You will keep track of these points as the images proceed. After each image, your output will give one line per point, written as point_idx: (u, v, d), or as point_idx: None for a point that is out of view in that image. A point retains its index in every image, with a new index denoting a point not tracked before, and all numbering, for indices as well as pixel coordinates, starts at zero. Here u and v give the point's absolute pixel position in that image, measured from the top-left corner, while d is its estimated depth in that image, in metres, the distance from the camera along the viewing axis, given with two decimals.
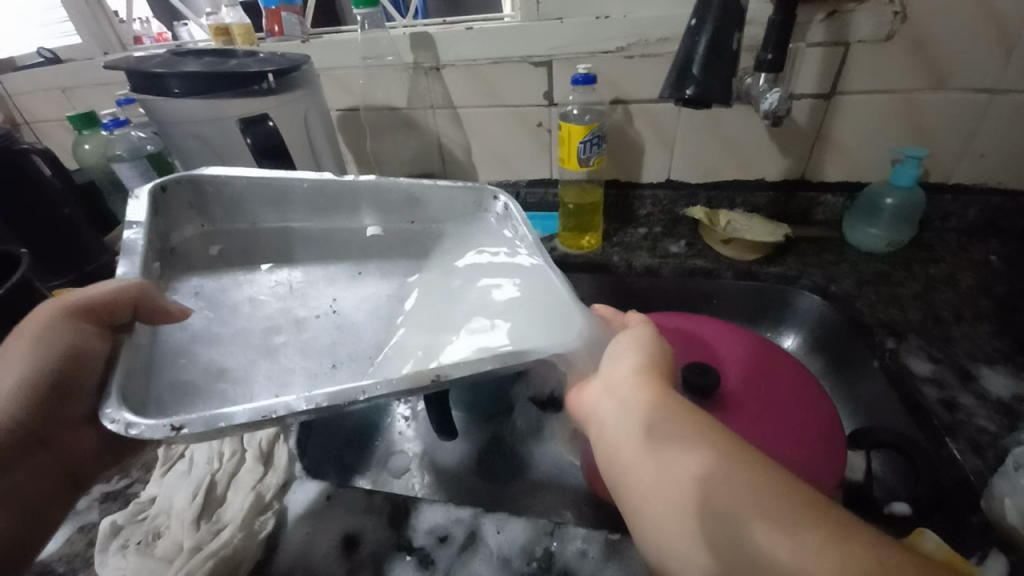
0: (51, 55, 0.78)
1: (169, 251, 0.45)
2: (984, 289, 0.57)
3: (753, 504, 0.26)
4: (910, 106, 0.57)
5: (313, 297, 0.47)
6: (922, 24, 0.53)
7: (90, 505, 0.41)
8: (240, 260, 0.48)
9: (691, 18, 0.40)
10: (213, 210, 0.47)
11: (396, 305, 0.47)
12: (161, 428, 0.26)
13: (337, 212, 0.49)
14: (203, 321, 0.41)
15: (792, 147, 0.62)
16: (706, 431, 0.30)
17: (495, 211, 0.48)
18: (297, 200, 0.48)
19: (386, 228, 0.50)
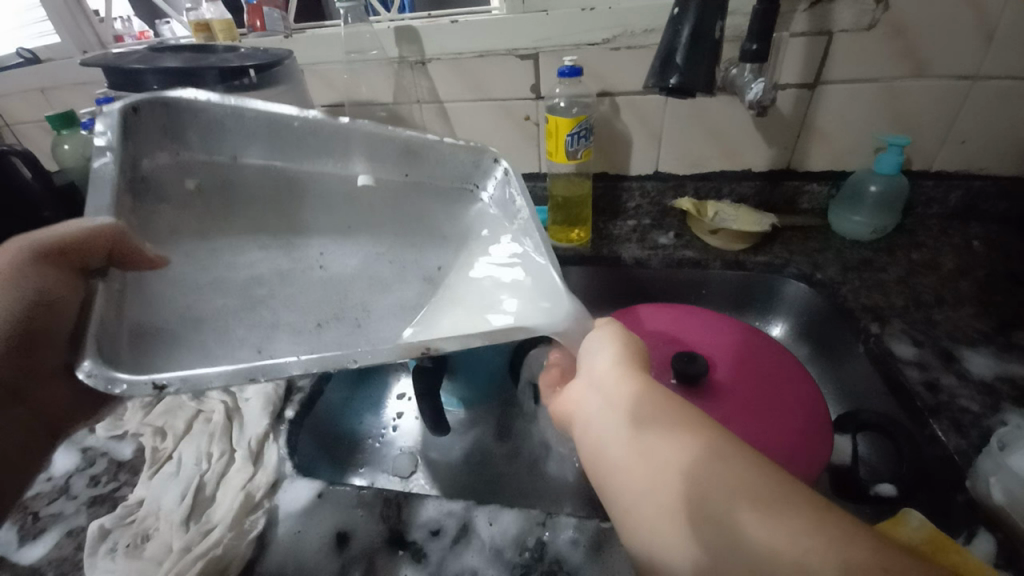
0: (29, 55, 0.75)
1: (141, 179, 0.42)
2: (966, 272, 0.58)
3: (748, 499, 0.26)
4: (893, 94, 0.58)
5: (298, 248, 0.46)
6: (902, 12, 0.53)
7: (77, 509, 0.41)
8: (218, 201, 0.45)
9: (674, 6, 0.40)
10: (189, 138, 0.45)
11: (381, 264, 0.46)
12: (143, 385, 0.26)
13: (324, 156, 0.47)
14: (180, 264, 0.40)
15: (778, 137, 0.63)
16: (698, 429, 0.30)
17: (495, 175, 0.47)
18: (285, 141, 0.46)
19: (376, 177, 0.48)
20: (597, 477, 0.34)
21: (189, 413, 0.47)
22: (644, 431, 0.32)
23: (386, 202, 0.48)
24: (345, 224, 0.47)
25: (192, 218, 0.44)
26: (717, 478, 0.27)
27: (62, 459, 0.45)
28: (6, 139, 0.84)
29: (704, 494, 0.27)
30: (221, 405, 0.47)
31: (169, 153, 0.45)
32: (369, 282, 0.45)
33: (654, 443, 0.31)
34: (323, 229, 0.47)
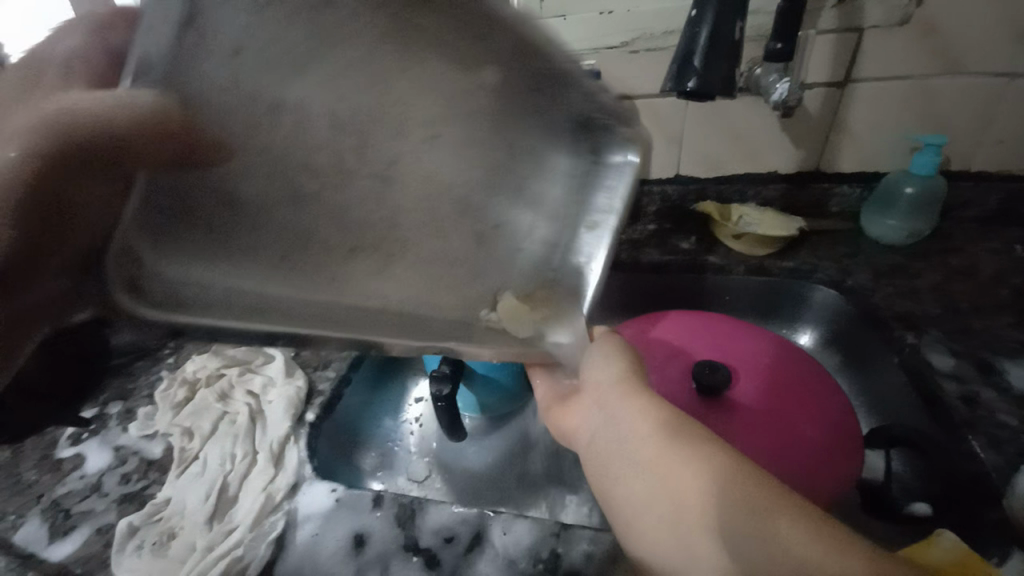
0: None
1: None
2: (1009, 278, 0.54)
3: (750, 507, 0.28)
4: (928, 92, 0.55)
5: None
6: (938, 5, 0.51)
7: (109, 506, 0.42)
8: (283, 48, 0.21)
9: (690, 9, 0.39)
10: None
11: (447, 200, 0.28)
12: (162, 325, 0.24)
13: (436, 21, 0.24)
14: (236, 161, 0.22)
15: (804, 138, 0.60)
16: (696, 444, 0.32)
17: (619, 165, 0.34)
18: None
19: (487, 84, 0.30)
20: (598, 486, 0.36)
21: (214, 415, 0.48)
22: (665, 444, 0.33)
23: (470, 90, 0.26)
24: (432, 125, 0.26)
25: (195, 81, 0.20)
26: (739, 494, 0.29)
27: (97, 457, 0.47)
28: None
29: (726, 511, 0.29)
30: (246, 406, 0.48)
31: None
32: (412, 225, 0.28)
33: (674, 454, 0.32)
34: (389, 114, 0.24)
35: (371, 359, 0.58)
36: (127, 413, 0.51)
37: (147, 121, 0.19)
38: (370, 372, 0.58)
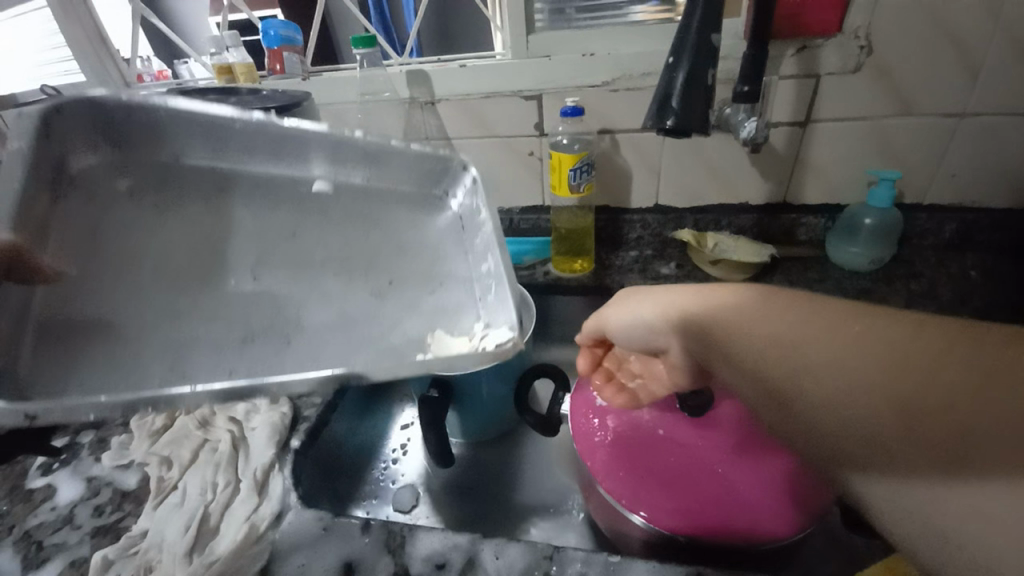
0: (54, 93, 0.80)
1: (63, 176, 0.31)
2: (964, 301, 0.59)
3: (866, 355, 0.30)
4: (881, 132, 0.61)
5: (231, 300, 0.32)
6: (886, 56, 0.56)
7: (82, 539, 0.40)
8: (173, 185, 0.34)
9: (668, 55, 0.43)
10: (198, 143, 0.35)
11: (341, 260, 0.34)
12: (15, 416, 0.24)
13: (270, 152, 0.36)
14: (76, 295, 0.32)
15: (772, 171, 0.65)
16: (778, 308, 0.35)
17: (463, 180, 0.36)
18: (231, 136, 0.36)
19: (334, 181, 0.36)
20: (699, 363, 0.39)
21: (195, 443, 0.47)
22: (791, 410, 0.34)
23: (360, 172, 0.36)
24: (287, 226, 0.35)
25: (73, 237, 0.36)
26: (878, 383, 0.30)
27: (67, 488, 0.45)
28: None
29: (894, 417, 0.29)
30: (228, 434, 0.48)
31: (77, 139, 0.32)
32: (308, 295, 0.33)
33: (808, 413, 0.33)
34: (251, 220, 0.34)
35: (353, 394, 0.56)
36: (100, 442, 0.49)
37: None
38: (357, 399, 0.57)
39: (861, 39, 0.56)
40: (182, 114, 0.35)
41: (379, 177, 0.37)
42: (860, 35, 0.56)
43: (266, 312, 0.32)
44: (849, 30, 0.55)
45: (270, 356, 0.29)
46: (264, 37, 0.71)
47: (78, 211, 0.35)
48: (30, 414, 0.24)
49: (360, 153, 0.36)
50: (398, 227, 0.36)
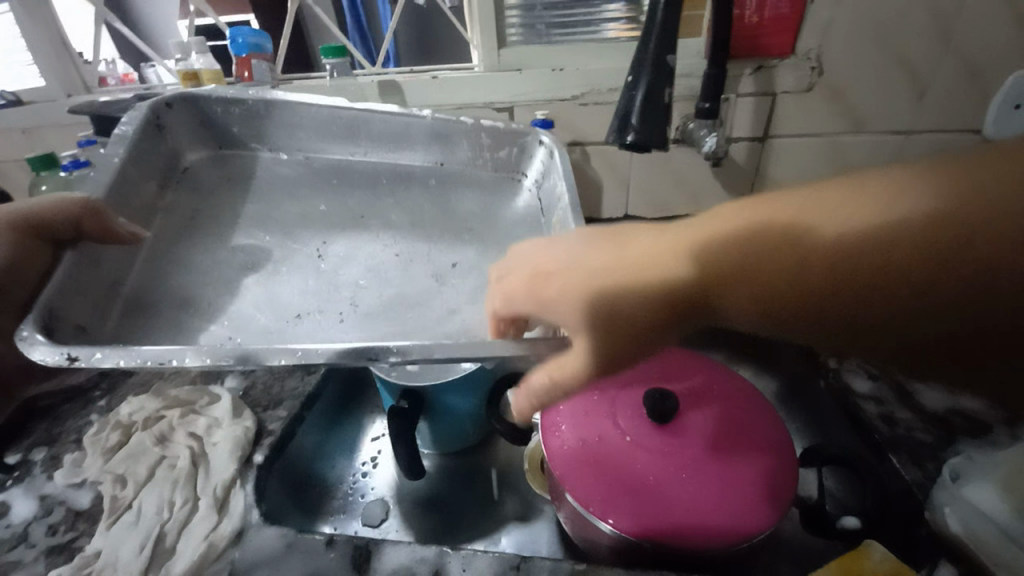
0: (12, 97, 0.77)
1: (182, 171, 0.55)
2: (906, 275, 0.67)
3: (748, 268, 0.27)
4: (835, 147, 0.64)
5: (343, 273, 0.48)
6: (836, 77, 0.60)
7: (36, 558, 0.39)
8: (340, 175, 0.58)
9: (628, 74, 0.45)
10: (344, 132, 0.58)
11: (389, 257, 0.50)
12: (60, 358, 0.32)
13: (355, 134, 0.58)
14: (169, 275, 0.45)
15: (735, 185, 0.68)
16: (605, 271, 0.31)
17: (538, 155, 0.56)
18: (362, 130, 0.58)
19: (375, 154, 0.59)
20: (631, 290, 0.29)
21: (152, 459, 0.45)
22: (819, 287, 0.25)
23: (491, 152, 0.57)
24: (474, 213, 0.55)
25: (168, 225, 0.49)
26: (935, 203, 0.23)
27: (19, 507, 0.43)
28: None
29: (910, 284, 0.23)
30: (187, 449, 0.46)
31: (292, 154, 0.59)
32: (365, 282, 0.48)
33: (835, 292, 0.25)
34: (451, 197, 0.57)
35: (327, 397, 0.57)
36: (53, 459, 0.47)
37: (75, 208, 0.40)
38: (327, 409, 0.57)
39: (812, 60, 0.59)
40: (284, 116, 0.57)
41: (489, 153, 0.58)
42: (811, 57, 0.59)
43: (313, 302, 0.45)
44: (801, 52, 0.59)
45: (321, 329, 0.42)
46: (231, 45, 0.70)
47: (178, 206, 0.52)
48: (74, 355, 0.32)
49: (456, 158, 0.58)
50: (465, 216, 0.55)
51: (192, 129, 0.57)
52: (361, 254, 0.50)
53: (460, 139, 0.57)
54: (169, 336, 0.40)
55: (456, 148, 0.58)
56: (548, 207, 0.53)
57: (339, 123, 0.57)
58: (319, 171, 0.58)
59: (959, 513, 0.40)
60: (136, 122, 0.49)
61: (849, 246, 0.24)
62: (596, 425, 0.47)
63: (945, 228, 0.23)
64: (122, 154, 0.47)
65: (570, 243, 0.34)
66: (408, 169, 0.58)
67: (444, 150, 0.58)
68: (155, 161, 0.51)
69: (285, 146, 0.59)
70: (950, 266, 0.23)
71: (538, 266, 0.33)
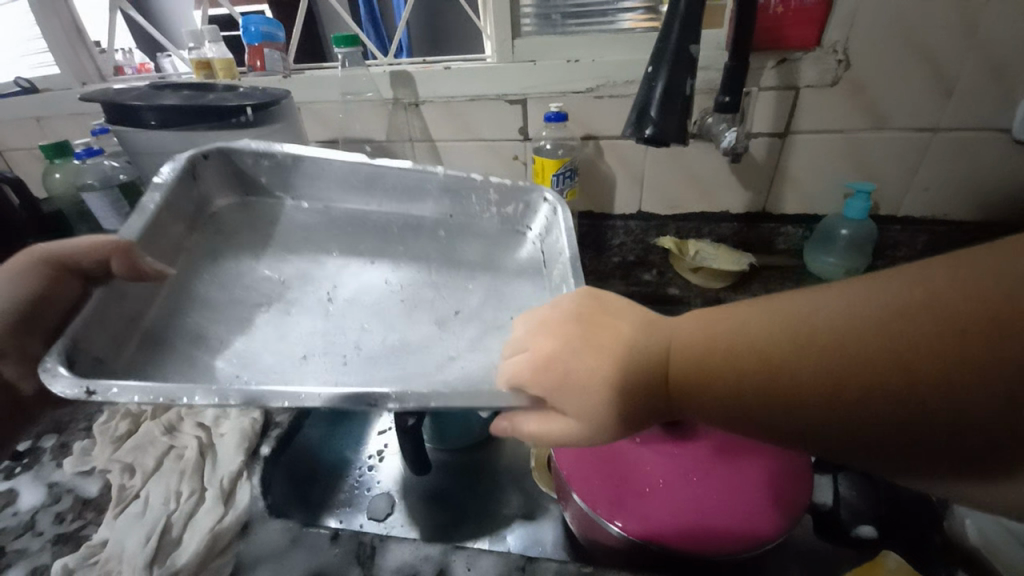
0: (28, 85, 0.77)
1: (208, 215, 0.53)
2: None
3: (699, 353, 0.26)
4: (859, 144, 0.62)
5: (351, 323, 0.46)
6: (862, 72, 0.58)
7: (43, 546, 0.39)
8: (354, 229, 0.55)
9: (647, 65, 0.43)
10: (363, 184, 0.55)
11: (394, 303, 0.48)
12: (77, 390, 0.30)
13: (376, 189, 0.55)
14: (194, 312, 0.44)
15: (752, 181, 0.66)
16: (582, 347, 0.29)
17: (541, 213, 0.51)
18: (382, 183, 0.55)
19: (393, 208, 0.56)
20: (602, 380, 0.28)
21: (160, 449, 0.45)
22: (783, 379, 0.23)
23: (497, 205, 0.53)
24: (480, 274, 0.51)
25: (188, 259, 0.48)
26: (936, 301, 0.20)
27: (30, 494, 0.43)
28: None
29: (903, 387, 0.20)
30: (195, 440, 0.46)
31: (308, 205, 0.57)
32: (370, 323, 0.46)
33: (811, 397, 0.22)
34: (458, 254, 0.53)
35: None
36: (62, 447, 0.47)
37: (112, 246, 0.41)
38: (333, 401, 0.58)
39: (838, 53, 0.57)
40: (306, 165, 0.55)
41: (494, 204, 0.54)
42: (837, 50, 0.57)
43: (317, 345, 0.43)
44: (826, 44, 0.57)
45: (323, 371, 0.40)
46: (244, 33, 0.70)
47: (202, 244, 0.50)
48: (91, 388, 0.30)
49: (467, 211, 0.55)
50: (476, 276, 0.51)
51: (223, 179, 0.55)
52: (363, 303, 0.48)
53: (469, 195, 0.53)
54: (180, 373, 0.38)
55: (465, 199, 0.54)
56: (551, 264, 0.48)
57: (358, 176, 0.55)
58: (329, 221, 0.56)
59: (980, 524, 0.39)
60: (171, 173, 0.49)
61: (838, 341, 0.22)
62: None
63: (960, 328, 0.20)
64: (158, 200, 0.46)
65: (567, 316, 0.31)
66: (421, 221, 0.55)
67: (456, 205, 0.54)
68: (186, 205, 0.50)
69: (306, 195, 0.57)
70: (958, 375, 0.19)
71: (543, 354, 0.30)
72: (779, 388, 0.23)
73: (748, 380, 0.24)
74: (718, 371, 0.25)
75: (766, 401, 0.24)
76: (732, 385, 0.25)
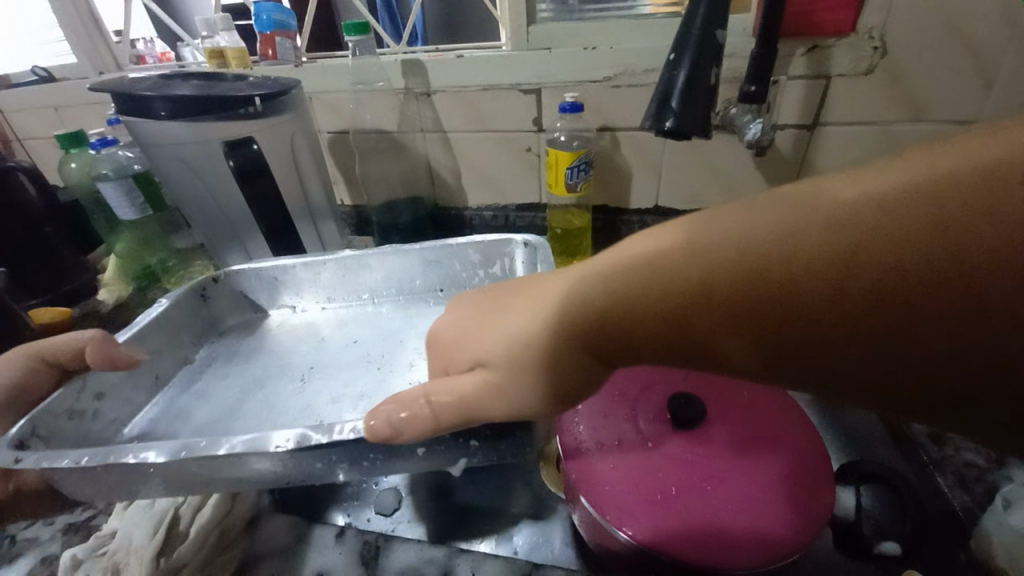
0: (45, 74, 0.78)
1: (217, 334, 0.61)
2: None
3: (644, 270, 0.25)
4: (892, 137, 0.58)
5: (352, 388, 0.52)
6: (900, 59, 0.54)
7: (54, 535, 0.40)
8: (357, 314, 0.62)
9: (669, 52, 0.41)
10: (355, 269, 0.62)
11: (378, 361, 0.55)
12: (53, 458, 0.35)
13: (362, 268, 0.61)
14: (190, 414, 0.50)
15: (777, 176, 0.63)
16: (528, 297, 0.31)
17: (518, 257, 0.58)
18: (373, 266, 0.61)
19: (389, 283, 0.62)
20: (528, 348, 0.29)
21: None
22: (733, 299, 0.23)
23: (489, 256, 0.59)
24: None
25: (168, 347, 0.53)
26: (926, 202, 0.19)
27: None
28: (17, 154, 0.85)
29: (863, 315, 0.20)
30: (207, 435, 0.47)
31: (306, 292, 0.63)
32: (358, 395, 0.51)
33: (795, 304, 0.21)
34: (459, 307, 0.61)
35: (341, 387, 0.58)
36: None
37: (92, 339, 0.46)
38: None
39: (874, 39, 0.53)
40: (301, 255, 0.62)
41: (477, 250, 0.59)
42: (874, 36, 0.53)
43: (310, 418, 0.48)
44: (862, 30, 0.53)
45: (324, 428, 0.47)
46: (256, 21, 0.69)
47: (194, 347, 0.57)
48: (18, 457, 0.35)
49: (460, 265, 0.61)
50: None
51: (233, 300, 0.62)
52: (348, 367, 0.54)
53: (452, 261, 0.60)
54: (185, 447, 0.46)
55: (450, 263, 0.61)
56: None
57: (348, 263, 0.61)
58: (337, 317, 0.62)
59: (1009, 545, 0.37)
60: (180, 290, 0.57)
61: (801, 251, 0.21)
62: (618, 428, 0.45)
63: (938, 220, 0.19)
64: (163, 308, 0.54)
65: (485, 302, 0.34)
66: (413, 288, 0.62)
67: (442, 274, 0.62)
68: (193, 325, 0.58)
69: (306, 300, 0.63)
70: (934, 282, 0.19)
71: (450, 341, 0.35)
72: (737, 302, 0.23)
73: (692, 296, 0.23)
74: (663, 293, 0.24)
75: (715, 324, 0.23)
76: (676, 307, 0.24)
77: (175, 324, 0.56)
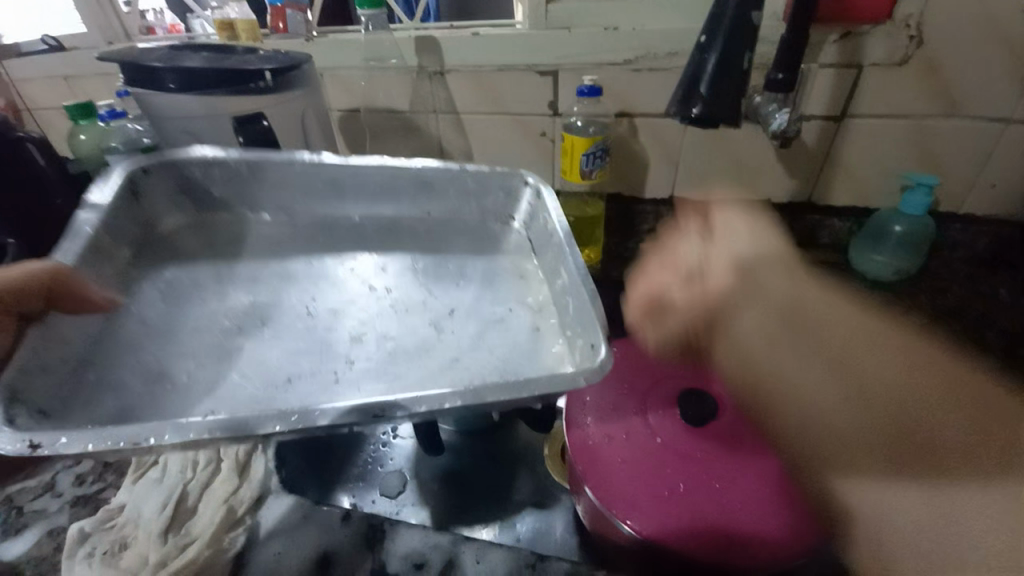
0: (54, 43, 0.77)
1: (154, 237, 0.58)
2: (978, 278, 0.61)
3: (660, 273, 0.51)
4: (922, 132, 0.56)
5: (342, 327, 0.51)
6: (936, 49, 0.51)
7: (62, 507, 0.40)
8: (327, 233, 0.60)
9: (700, 33, 0.39)
10: (336, 188, 0.59)
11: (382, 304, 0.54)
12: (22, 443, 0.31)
13: (348, 193, 0.59)
14: (166, 348, 0.48)
15: (799, 168, 0.61)
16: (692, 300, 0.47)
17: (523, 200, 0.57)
18: (349, 186, 0.59)
19: (370, 210, 0.60)
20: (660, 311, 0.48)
21: None
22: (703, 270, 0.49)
23: (480, 196, 0.58)
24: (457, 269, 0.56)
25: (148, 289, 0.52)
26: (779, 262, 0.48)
27: None
28: (28, 124, 0.84)
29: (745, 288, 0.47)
30: None
31: (269, 206, 0.61)
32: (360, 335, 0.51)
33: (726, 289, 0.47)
34: (447, 236, 0.60)
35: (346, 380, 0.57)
36: None
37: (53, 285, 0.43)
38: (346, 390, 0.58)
39: (912, 28, 0.51)
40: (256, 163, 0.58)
41: (475, 189, 0.58)
42: (911, 25, 0.51)
43: (302, 359, 0.48)
44: (900, 17, 0.50)
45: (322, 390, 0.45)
46: None
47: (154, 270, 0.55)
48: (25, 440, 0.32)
49: (448, 195, 0.59)
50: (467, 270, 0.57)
51: (169, 195, 0.59)
52: (348, 303, 0.53)
53: (447, 187, 0.58)
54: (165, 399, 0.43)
55: (444, 188, 0.59)
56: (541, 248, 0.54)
57: (320, 180, 0.58)
58: (303, 223, 0.61)
59: None
60: (109, 194, 0.52)
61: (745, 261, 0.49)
62: (625, 420, 0.45)
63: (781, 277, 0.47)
64: (102, 215, 0.51)
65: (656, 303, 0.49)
66: (395, 217, 0.60)
67: (435, 199, 0.59)
68: (132, 227, 0.55)
69: (268, 206, 0.61)
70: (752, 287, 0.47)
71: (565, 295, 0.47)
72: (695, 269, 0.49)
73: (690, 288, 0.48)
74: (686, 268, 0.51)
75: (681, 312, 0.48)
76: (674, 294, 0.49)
77: (117, 227, 0.53)
